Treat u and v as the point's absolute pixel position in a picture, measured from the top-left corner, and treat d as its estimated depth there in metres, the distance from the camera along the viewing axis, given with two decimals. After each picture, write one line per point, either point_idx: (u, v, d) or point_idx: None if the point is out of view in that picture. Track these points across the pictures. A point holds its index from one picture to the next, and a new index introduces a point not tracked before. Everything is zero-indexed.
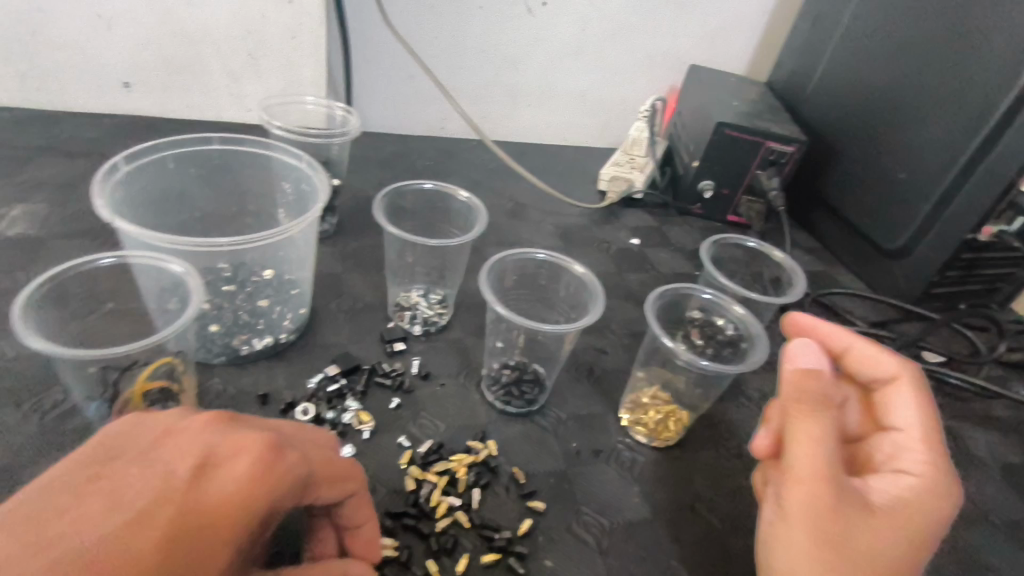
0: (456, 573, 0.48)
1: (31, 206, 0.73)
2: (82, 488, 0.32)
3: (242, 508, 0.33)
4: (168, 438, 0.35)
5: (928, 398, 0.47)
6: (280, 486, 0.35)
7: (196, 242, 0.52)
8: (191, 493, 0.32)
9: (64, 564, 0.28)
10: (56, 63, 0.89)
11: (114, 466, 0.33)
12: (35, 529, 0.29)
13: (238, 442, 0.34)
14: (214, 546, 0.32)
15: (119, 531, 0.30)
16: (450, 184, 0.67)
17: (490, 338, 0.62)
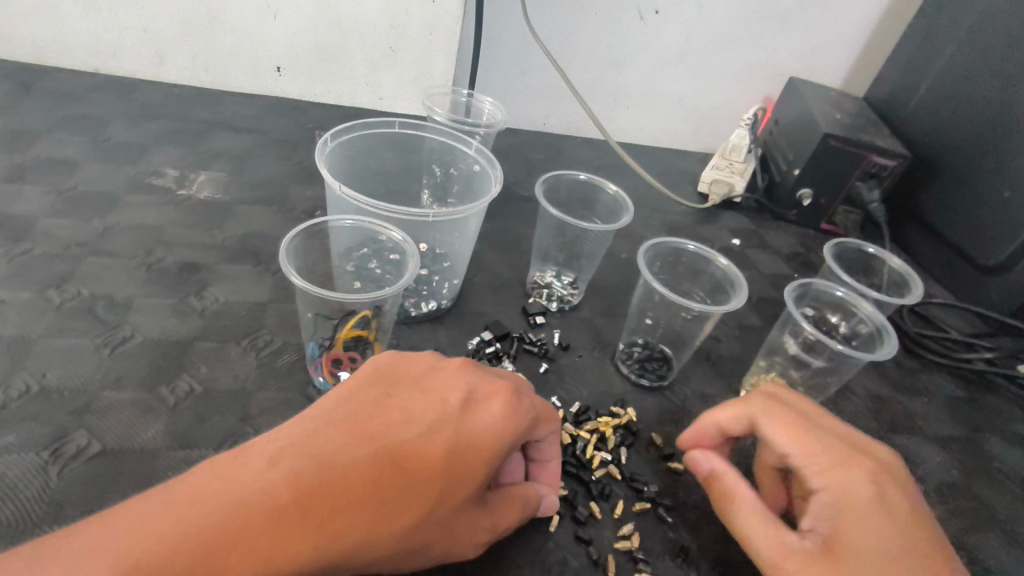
0: (615, 516, 0.54)
1: (214, 174, 0.83)
2: (380, 402, 0.39)
3: (501, 438, 0.39)
4: (435, 376, 0.42)
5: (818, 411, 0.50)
6: (523, 423, 0.41)
7: (408, 212, 0.61)
8: (462, 419, 0.39)
9: (381, 460, 0.36)
10: (222, 47, 0.98)
11: (399, 390, 0.40)
12: (356, 429, 0.37)
13: (491, 387, 0.41)
14: (479, 465, 0.38)
15: (414, 440, 0.37)
16: (599, 176, 0.74)
17: (637, 316, 0.69)
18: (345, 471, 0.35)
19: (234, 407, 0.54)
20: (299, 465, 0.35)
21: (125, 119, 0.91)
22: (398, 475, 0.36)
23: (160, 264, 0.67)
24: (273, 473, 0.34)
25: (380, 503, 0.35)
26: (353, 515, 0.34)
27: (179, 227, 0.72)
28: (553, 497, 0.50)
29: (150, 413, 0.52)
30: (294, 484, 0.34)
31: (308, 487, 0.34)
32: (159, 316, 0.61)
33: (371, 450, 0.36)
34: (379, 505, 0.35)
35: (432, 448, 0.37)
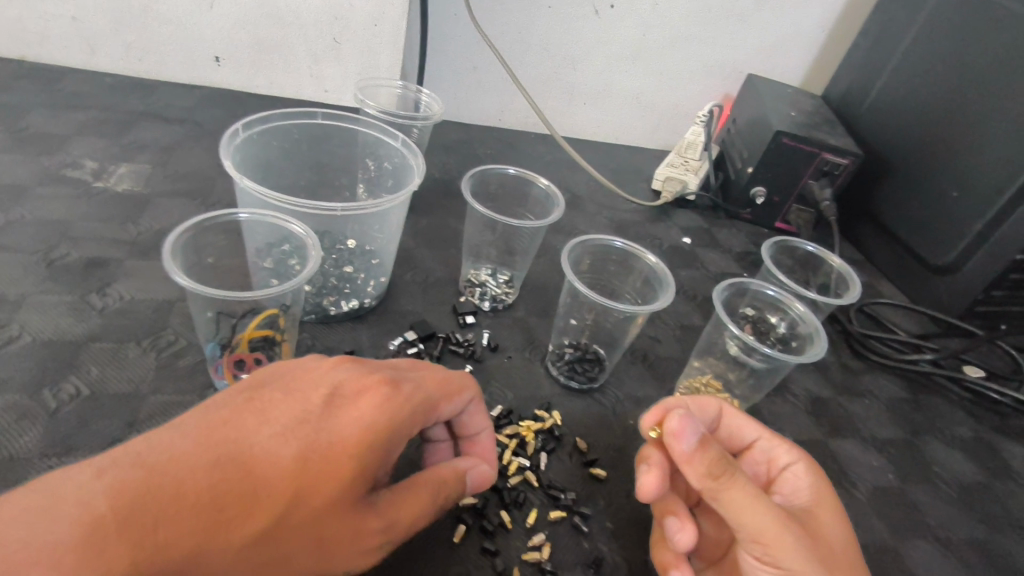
0: (526, 525, 0.52)
1: (136, 166, 0.79)
2: (240, 405, 0.37)
3: (369, 432, 0.36)
4: (306, 374, 0.40)
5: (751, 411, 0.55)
6: (400, 415, 0.38)
7: (313, 206, 0.57)
8: (326, 416, 0.37)
9: (226, 462, 0.34)
10: (155, 35, 0.95)
11: (264, 391, 0.38)
12: (203, 432, 0.35)
13: (363, 381, 0.39)
14: (344, 463, 0.35)
15: (267, 440, 0.35)
16: (530, 170, 0.71)
17: (561, 316, 0.66)
18: (182, 478, 0.33)
19: (123, 411, 0.51)
20: (127, 472, 0.32)
21: (49, 108, 0.87)
22: (242, 480, 0.33)
23: (62, 260, 0.63)
24: (98, 482, 0.32)
25: (219, 511, 0.32)
26: (185, 524, 0.32)
27: (90, 221, 0.69)
28: (482, 471, 0.46)
29: (29, 417, 0.49)
30: (117, 493, 0.31)
31: (133, 495, 0.31)
32: (53, 315, 0.58)
33: (217, 453, 0.34)
34: (217, 512, 0.32)
35: (285, 449, 0.35)
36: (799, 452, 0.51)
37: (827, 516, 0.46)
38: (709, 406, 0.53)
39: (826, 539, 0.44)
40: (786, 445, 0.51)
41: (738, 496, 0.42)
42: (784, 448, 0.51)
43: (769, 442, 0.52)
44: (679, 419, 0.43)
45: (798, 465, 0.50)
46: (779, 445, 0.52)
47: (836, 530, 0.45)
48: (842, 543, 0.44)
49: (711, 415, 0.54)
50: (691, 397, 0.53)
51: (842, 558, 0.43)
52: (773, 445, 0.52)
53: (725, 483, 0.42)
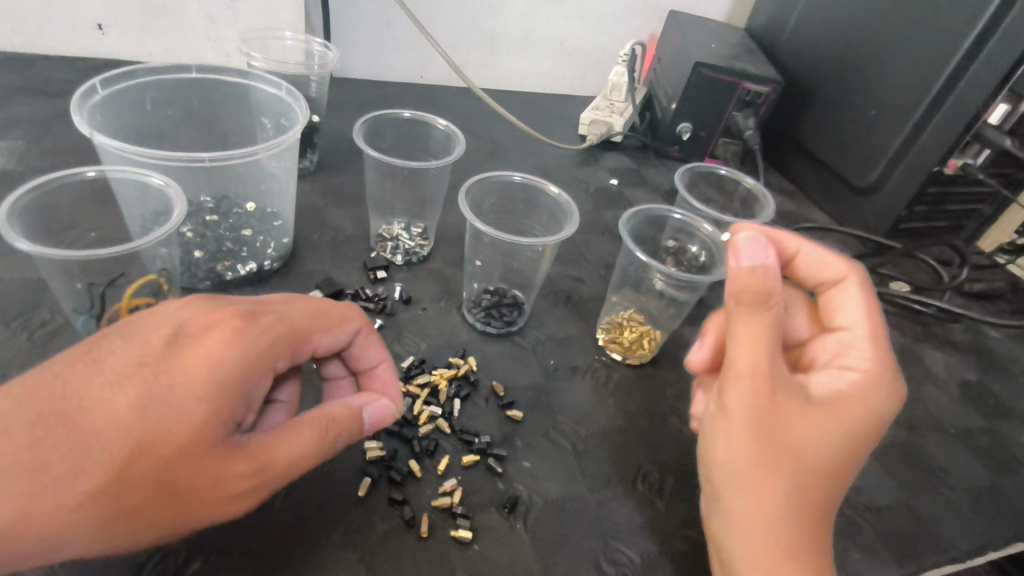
0: (438, 472, 0.50)
1: (9, 142, 0.73)
2: (74, 359, 0.34)
3: (216, 368, 0.33)
4: (152, 316, 0.36)
5: (876, 304, 0.47)
6: (254, 349, 0.35)
7: (176, 155, 0.53)
8: (166, 355, 0.33)
9: (51, 421, 0.31)
10: (26, 3, 0.87)
11: (104, 340, 0.35)
12: (29, 393, 0.32)
13: (212, 317, 0.36)
14: (189, 404, 0.32)
15: (98, 391, 0.32)
16: (428, 113, 0.68)
17: (469, 260, 0.64)
18: (3, 443, 0.30)
19: None
20: None
21: None
22: (69, 437, 0.31)
23: None
24: None
25: (46, 473, 0.30)
26: (9, 488, 0.30)
27: None
28: (382, 404, 0.43)
29: None
30: None
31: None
32: None
33: (43, 412, 0.31)
34: (42, 474, 0.30)
35: (116, 396, 0.32)
36: (875, 363, 0.43)
37: (850, 427, 0.40)
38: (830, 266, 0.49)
39: (813, 442, 0.39)
40: (868, 351, 0.44)
41: (747, 326, 0.40)
42: (862, 352, 0.44)
43: (854, 338, 0.45)
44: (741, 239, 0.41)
45: (854, 372, 0.43)
46: (862, 344, 0.44)
47: (843, 455, 0.39)
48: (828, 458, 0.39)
49: (827, 278, 0.50)
50: (822, 249, 0.50)
51: (808, 467, 0.38)
52: (857, 342, 0.45)
53: (742, 305, 0.41)
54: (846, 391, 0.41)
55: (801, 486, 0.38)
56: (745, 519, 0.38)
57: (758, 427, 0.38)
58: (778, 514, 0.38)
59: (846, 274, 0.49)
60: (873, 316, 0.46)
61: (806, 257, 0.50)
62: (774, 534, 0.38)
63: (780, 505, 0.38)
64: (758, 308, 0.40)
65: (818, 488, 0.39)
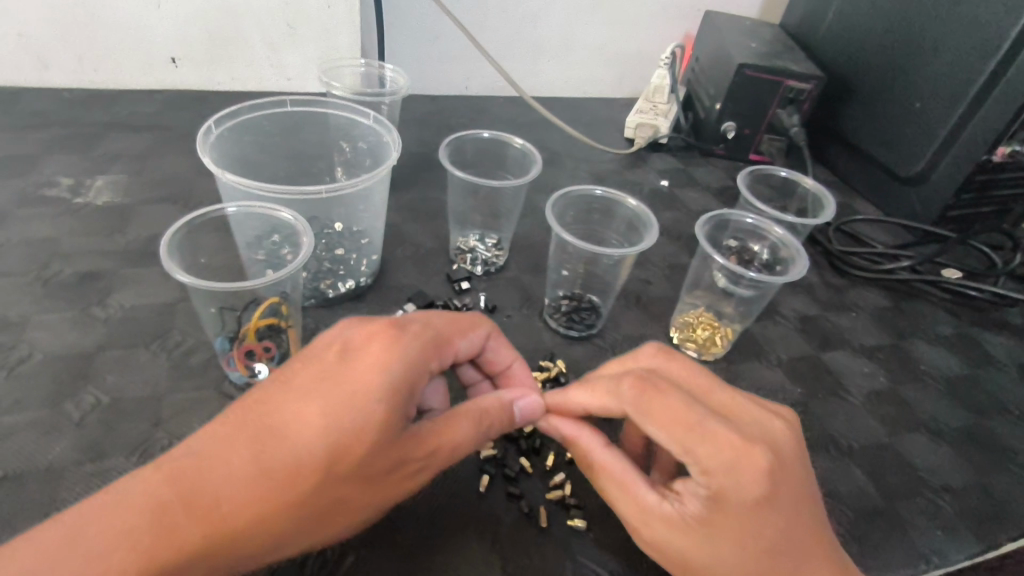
0: (546, 468, 0.55)
1: (112, 177, 0.79)
2: (265, 383, 0.39)
3: (385, 372, 0.38)
4: (318, 340, 0.42)
5: (665, 400, 0.41)
6: (409, 352, 0.40)
7: (295, 191, 0.58)
8: (340, 367, 0.38)
9: (259, 434, 0.36)
10: (108, 42, 0.93)
11: (283, 366, 0.40)
12: (235, 414, 0.37)
13: (369, 330, 0.41)
14: (370, 407, 0.37)
15: (292, 404, 0.37)
16: (503, 132, 0.73)
17: (553, 269, 0.68)
18: (228, 454, 0.35)
19: (146, 413, 0.53)
20: (178, 462, 0.36)
21: (13, 130, 0.86)
22: (277, 444, 0.36)
23: (57, 277, 0.64)
24: (153, 475, 0.35)
25: (267, 483, 0.35)
26: (240, 499, 0.35)
27: (76, 236, 0.69)
28: (530, 398, 0.49)
29: (56, 430, 0.51)
30: (172, 482, 0.35)
31: (187, 485, 0.35)
32: (58, 331, 0.58)
33: (253, 426, 0.36)
34: (263, 484, 0.35)
35: (310, 407, 0.36)
36: (700, 463, 0.39)
37: (713, 508, 0.40)
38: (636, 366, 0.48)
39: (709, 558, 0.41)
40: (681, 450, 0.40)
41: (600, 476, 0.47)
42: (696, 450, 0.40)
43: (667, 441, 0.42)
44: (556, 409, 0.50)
45: (697, 474, 0.40)
46: (679, 450, 0.40)
47: (796, 499, 0.40)
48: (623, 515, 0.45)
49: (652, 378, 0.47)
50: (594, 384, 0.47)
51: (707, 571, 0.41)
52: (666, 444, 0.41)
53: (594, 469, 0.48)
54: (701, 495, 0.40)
55: (714, 546, 0.40)
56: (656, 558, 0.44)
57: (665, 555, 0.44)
58: (686, 561, 0.42)
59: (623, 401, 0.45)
60: (675, 419, 0.40)
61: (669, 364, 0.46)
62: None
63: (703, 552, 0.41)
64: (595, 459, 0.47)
65: (703, 546, 0.41)
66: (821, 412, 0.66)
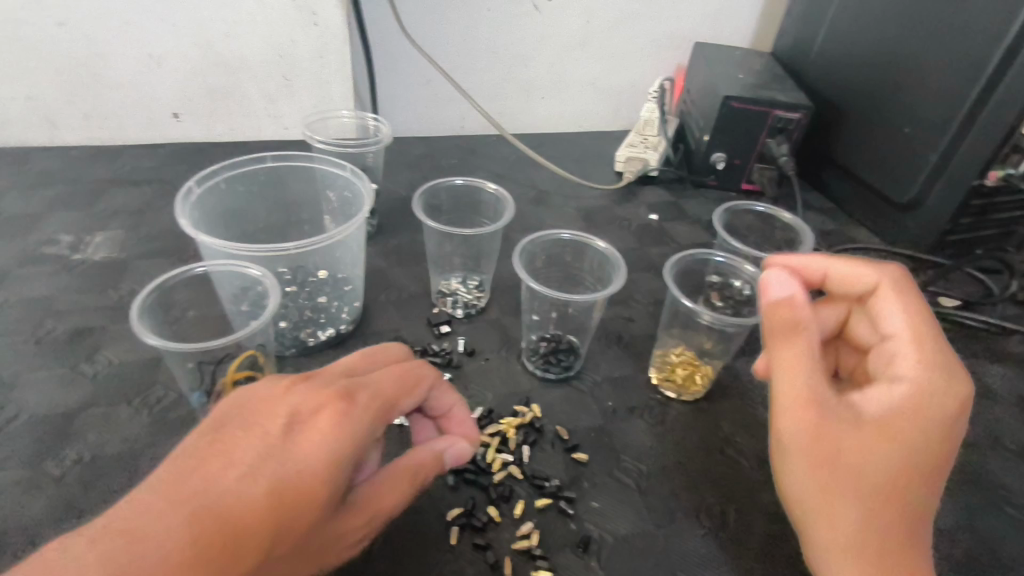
0: (515, 517, 0.55)
1: (111, 232, 0.83)
2: (202, 452, 0.38)
3: (337, 449, 0.40)
4: (260, 405, 0.42)
5: (916, 306, 0.49)
6: (361, 426, 0.41)
7: (268, 248, 0.60)
8: (288, 441, 0.39)
9: (203, 514, 0.35)
10: (113, 102, 0.98)
11: (224, 431, 0.40)
12: (171, 490, 0.36)
13: (319, 399, 0.42)
14: (320, 485, 0.39)
15: (239, 482, 0.37)
16: (478, 178, 0.75)
17: (527, 314, 0.69)
18: (168, 536, 0.34)
19: (122, 469, 0.54)
20: (110, 546, 0.33)
21: (22, 190, 0.91)
22: (224, 525, 0.35)
23: (50, 334, 0.67)
24: (81, 559, 0.33)
25: (212, 561, 0.34)
26: None
27: (72, 293, 0.72)
28: (462, 445, 0.50)
29: (38, 487, 0.53)
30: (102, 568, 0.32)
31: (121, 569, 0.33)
32: (46, 389, 0.61)
33: (194, 507, 0.35)
34: (208, 559, 0.34)
35: (258, 486, 0.37)
36: (916, 374, 0.44)
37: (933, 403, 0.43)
38: (866, 275, 0.52)
39: (852, 457, 0.42)
40: (913, 359, 0.45)
41: (781, 352, 0.46)
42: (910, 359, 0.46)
43: (899, 343, 0.47)
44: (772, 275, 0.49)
45: (902, 385, 0.44)
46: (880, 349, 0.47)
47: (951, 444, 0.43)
48: (823, 391, 0.44)
49: (865, 287, 0.52)
50: (849, 263, 0.54)
51: (842, 471, 0.42)
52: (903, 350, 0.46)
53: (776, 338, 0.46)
54: (893, 407, 0.43)
55: (856, 449, 0.42)
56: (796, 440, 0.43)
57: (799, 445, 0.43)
58: (818, 443, 0.42)
59: (879, 280, 0.51)
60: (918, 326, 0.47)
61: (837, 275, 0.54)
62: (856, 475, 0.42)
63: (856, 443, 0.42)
64: (800, 334, 0.46)
65: (853, 447, 0.42)
66: None
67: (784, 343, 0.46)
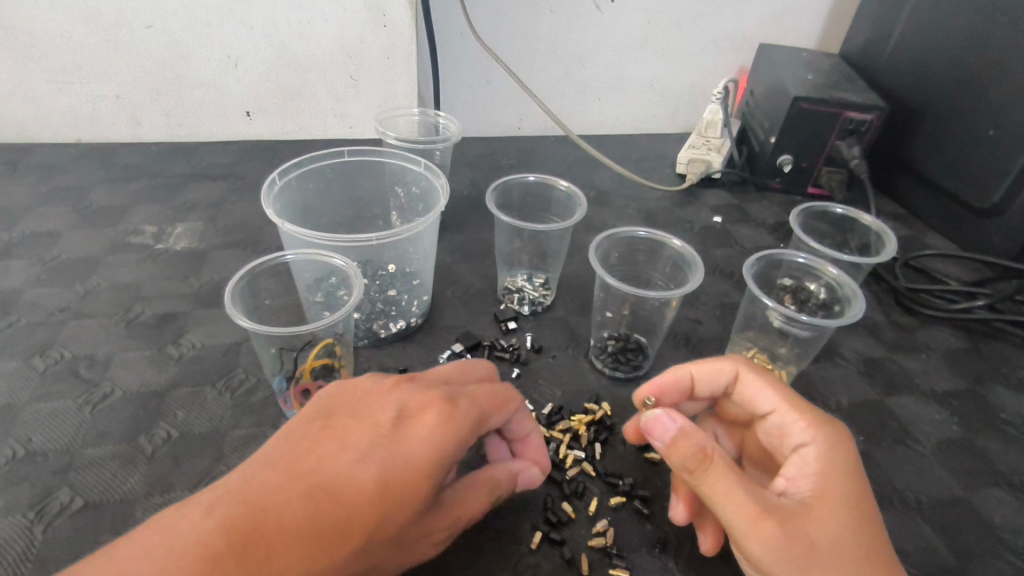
0: (589, 514, 0.54)
1: (190, 224, 0.86)
2: (316, 436, 0.41)
3: (440, 449, 0.40)
4: (372, 401, 0.44)
5: (777, 380, 0.50)
6: (462, 432, 0.42)
7: (350, 239, 0.61)
8: (396, 435, 0.40)
9: (315, 491, 0.37)
10: (193, 101, 1.02)
11: (336, 420, 0.42)
12: (288, 467, 0.38)
13: (425, 400, 0.43)
14: (419, 480, 0.39)
15: (350, 467, 0.39)
16: (548, 176, 0.76)
17: (597, 311, 0.69)
18: (286, 509, 0.36)
19: (208, 449, 0.56)
20: (233, 511, 0.36)
21: (108, 183, 0.95)
22: (334, 504, 0.37)
23: (138, 318, 0.70)
24: (206, 521, 0.35)
25: (321, 538, 0.36)
26: (293, 553, 0.35)
27: (157, 280, 0.76)
28: (533, 470, 0.51)
29: (131, 462, 0.55)
30: (227, 530, 0.35)
31: (242, 533, 0.35)
32: (136, 369, 0.64)
33: (308, 483, 0.38)
34: (320, 536, 0.36)
35: (365, 471, 0.38)
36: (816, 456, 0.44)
37: (843, 469, 0.44)
38: (722, 367, 0.52)
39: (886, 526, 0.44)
40: (805, 424, 0.46)
41: (723, 479, 0.42)
42: (801, 425, 0.47)
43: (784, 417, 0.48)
44: (658, 412, 0.45)
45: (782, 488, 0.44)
46: (796, 422, 0.47)
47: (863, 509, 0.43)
48: (839, 453, 0.45)
49: (725, 382, 0.52)
50: (703, 360, 0.53)
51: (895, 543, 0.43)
52: (790, 420, 0.47)
53: (708, 470, 0.42)
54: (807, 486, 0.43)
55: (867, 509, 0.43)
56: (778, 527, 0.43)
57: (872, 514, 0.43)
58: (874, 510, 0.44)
59: (736, 370, 0.52)
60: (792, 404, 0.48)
61: (698, 376, 0.52)
62: (807, 554, 0.40)
63: (863, 514, 0.43)
64: (716, 460, 0.42)
65: (834, 522, 0.41)
66: (885, 463, 0.62)
67: (716, 474, 0.42)
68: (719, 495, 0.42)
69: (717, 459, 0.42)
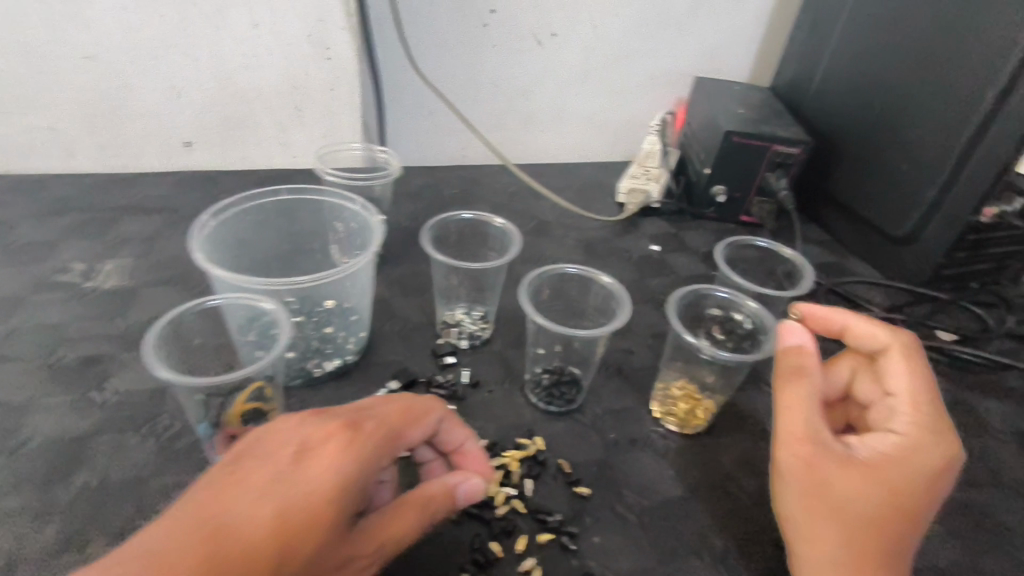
0: (518, 552, 0.55)
1: (121, 260, 0.84)
2: (216, 476, 0.41)
3: (344, 475, 0.41)
4: (274, 434, 0.43)
5: (925, 372, 0.51)
6: (366, 455, 0.43)
7: (281, 282, 0.61)
8: (297, 467, 0.41)
9: (213, 531, 0.37)
10: (129, 132, 1.01)
11: (237, 459, 0.42)
12: (185, 510, 0.38)
13: (328, 428, 0.43)
14: (324, 507, 0.40)
15: (248, 504, 0.39)
16: (483, 213, 0.77)
17: (530, 346, 0.70)
18: (181, 549, 0.36)
19: (129, 498, 0.55)
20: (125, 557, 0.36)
21: (35, 217, 0.92)
22: (231, 542, 0.37)
23: (60, 362, 0.68)
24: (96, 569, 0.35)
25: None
26: None
27: (82, 320, 0.74)
28: (475, 480, 0.51)
29: (46, 515, 0.53)
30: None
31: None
32: (55, 416, 0.62)
33: (206, 523, 0.38)
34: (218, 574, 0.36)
35: (266, 506, 0.39)
36: (913, 435, 0.47)
37: (895, 486, 0.46)
38: (877, 334, 0.54)
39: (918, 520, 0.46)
40: (910, 415, 0.49)
41: (792, 396, 0.50)
42: (906, 418, 0.49)
43: (901, 403, 0.50)
44: (796, 324, 0.55)
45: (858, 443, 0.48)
46: (907, 410, 0.49)
47: (895, 488, 0.46)
48: (891, 444, 0.48)
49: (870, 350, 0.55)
50: (871, 322, 0.55)
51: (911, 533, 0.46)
52: (903, 408, 0.50)
53: (794, 381, 0.51)
54: (881, 449, 0.48)
55: (902, 492, 0.46)
56: (793, 466, 0.48)
57: (898, 503, 0.46)
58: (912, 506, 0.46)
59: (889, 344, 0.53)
60: (918, 398, 0.50)
61: (848, 332, 0.56)
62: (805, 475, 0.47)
63: (888, 495, 0.46)
64: (807, 376, 0.51)
65: (855, 479, 0.46)
66: None
67: (790, 391, 0.51)
68: (785, 405, 0.50)
69: (808, 377, 0.51)
